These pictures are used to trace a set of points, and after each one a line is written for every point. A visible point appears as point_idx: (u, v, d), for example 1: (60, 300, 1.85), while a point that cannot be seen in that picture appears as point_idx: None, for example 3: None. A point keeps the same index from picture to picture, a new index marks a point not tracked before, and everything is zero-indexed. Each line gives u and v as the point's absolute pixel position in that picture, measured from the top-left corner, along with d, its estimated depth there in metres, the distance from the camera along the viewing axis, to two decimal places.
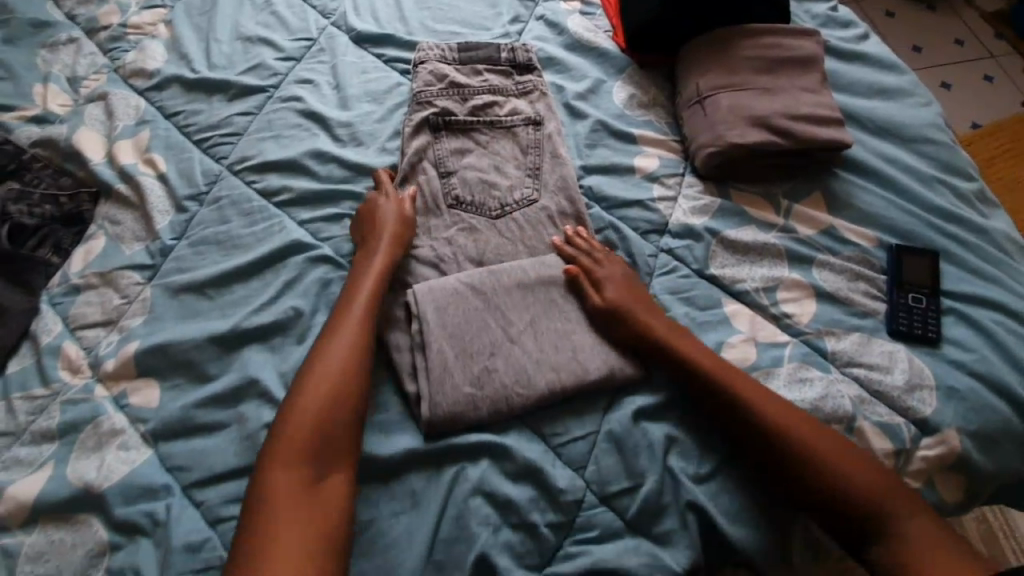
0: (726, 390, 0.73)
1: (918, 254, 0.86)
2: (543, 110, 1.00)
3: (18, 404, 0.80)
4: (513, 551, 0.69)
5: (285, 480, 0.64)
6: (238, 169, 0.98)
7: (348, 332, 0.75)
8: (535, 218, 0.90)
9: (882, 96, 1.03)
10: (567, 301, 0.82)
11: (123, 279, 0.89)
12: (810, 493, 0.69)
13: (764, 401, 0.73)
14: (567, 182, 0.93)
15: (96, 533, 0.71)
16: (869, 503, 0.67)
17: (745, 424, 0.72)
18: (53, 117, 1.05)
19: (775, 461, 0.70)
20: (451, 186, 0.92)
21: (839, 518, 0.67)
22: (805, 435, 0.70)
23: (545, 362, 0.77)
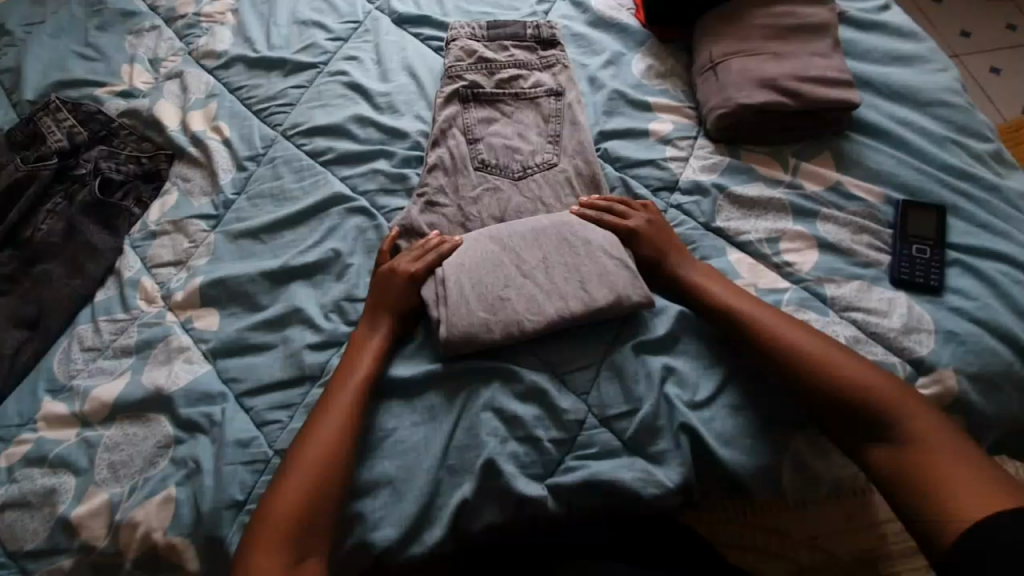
0: (755, 326, 0.79)
1: (924, 209, 0.89)
2: (564, 82, 1.08)
3: (102, 325, 0.93)
4: (518, 460, 0.77)
5: (321, 436, 0.74)
6: (291, 134, 1.10)
7: (356, 383, 0.79)
8: (554, 180, 0.98)
9: (899, 62, 1.05)
10: (577, 238, 0.88)
11: (192, 226, 1.02)
12: (830, 408, 0.73)
13: (796, 333, 0.77)
14: (584, 145, 1.00)
15: (164, 429, 0.83)
16: (893, 430, 0.70)
17: (764, 350, 0.78)
18: (138, 92, 1.20)
19: (794, 384, 0.75)
20: (477, 150, 1.01)
21: (860, 441, 0.72)
22: (837, 363, 0.74)
23: (555, 293, 0.84)
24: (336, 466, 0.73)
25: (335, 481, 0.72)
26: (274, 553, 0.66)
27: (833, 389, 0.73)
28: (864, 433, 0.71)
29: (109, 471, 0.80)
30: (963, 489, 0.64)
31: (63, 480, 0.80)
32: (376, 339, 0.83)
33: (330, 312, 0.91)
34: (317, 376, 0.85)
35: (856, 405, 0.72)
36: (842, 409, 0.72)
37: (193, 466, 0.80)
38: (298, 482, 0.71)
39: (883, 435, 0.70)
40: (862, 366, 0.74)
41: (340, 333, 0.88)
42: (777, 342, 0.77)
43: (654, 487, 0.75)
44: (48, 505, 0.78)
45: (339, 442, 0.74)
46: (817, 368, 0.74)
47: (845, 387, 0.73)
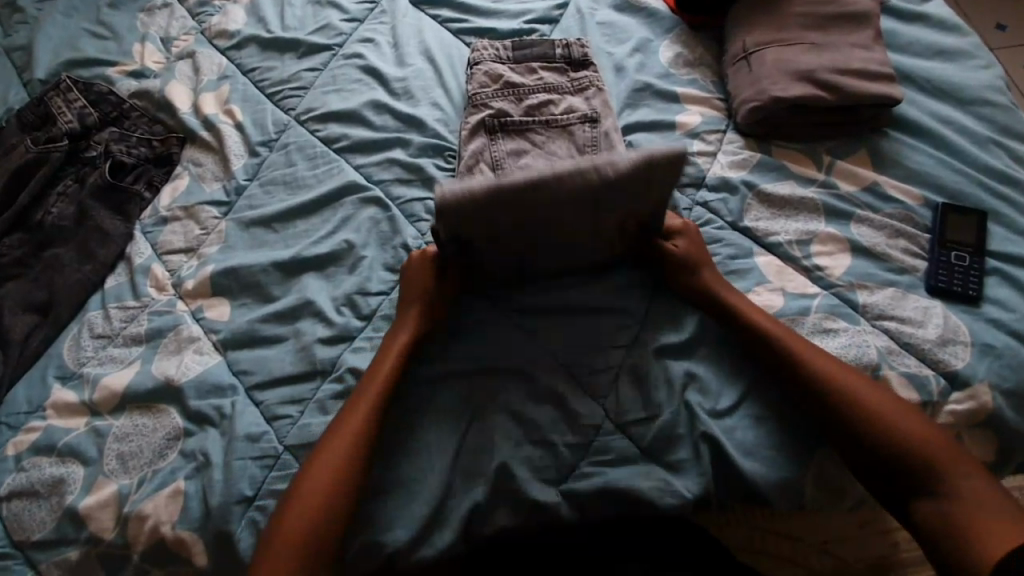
0: (789, 353, 0.75)
1: (964, 214, 0.85)
2: (600, 107, 1.00)
3: (112, 312, 0.91)
4: (532, 464, 0.75)
5: (342, 441, 0.73)
6: (305, 119, 1.07)
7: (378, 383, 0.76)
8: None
9: (941, 56, 0.99)
10: None
11: (204, 213, 1.00)
12: (869, 451, 0.70)
13: (831, 366, 0.74)
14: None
15: (173, 421, 0.82)
16: (929, 474, 0.67)
17: (805, 385, 0.74)
18: (149, 72, 1.17)
19: (830, 418, 0.72)
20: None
21: (895, 483, 0.69)
22: (871, 401, 0.71)
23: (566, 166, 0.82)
24: (348, 472, 0.71)
25: (348, 490, 0.71)
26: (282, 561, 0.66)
27: (870, 427, 0.70)
28: (899, 476, 0.69)
29: (119, 462, 0.79)
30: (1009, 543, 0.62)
31: (72, 470, 0.79)
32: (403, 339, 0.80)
33: (342, 306, 0.88)
34: (329, 371, 0.84)
35: (893, 447, 0.69)
36: (875, 448, 0.70)
37: (202, 460, 0.79)
38: (311, 490, 0.70)
39: (919, 478, 0.68)
40: (897, 403, 0.71)
41: (352, 328, 0.86)
42: (810, 370, 0.74)
43: (671, 497, 0.73)
44: (58, 494, 0.78)
45: (354, 446, 0.72)
46: (849, 401, 0.71)
47: (881, 425, 0.70)
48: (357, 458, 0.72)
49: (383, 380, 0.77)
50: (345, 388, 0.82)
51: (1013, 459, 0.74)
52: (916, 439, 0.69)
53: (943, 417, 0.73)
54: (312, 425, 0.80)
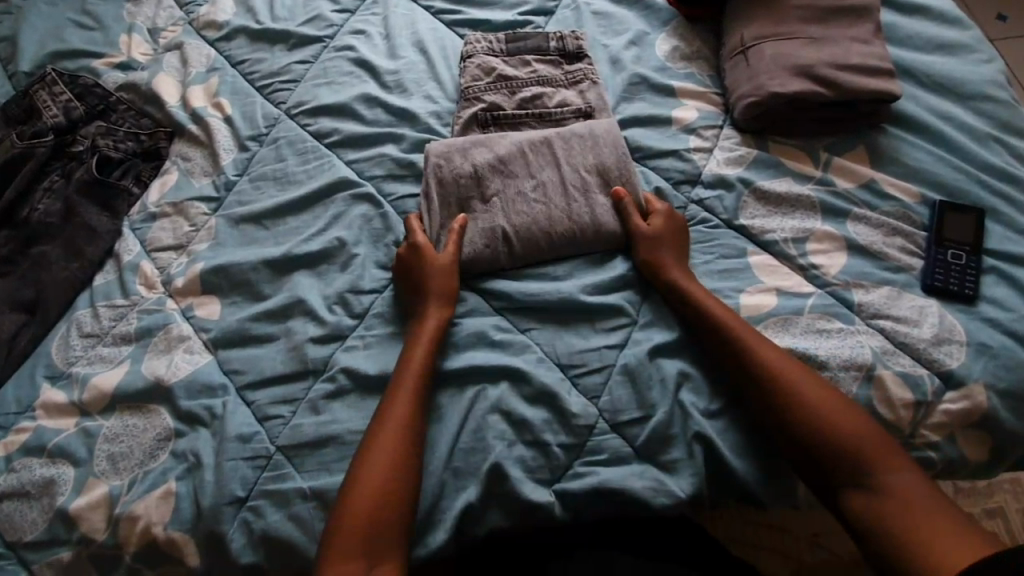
0: (735, 343, 0.75)
1: (962, 211, 0.84)
2: (594, 100, 0.99)
3: (101, 311, 0.90)
4: (525, 464, 0.75)
5: (395, 431, 0.72)
6: (295, 113, 1.05)
7: (416, 371, 0.77)
8: (579, 214, 0.88)
9: (941, 50, 0.98)
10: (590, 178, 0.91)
11: (193, 209, 0.98)
12: (809, 444, 0.69)
13: (779, 359, 0.74)
14: (615, 179, 0.90)
15: (164, 421, 0.81)
16: (864, 474, 0.67)
17: (748, 374, 0.74)
18: (136, 64, 1.15)
19: (771, 411, 0.72)
20: (500, 167, 0.91)
21: (832, 482, 0.68)
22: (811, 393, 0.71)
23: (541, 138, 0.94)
24: (403, 465, 0.71)
25: (407, 482, 0.70)
26: (350, 561, 0.65)
27: (808, 427, 0.70)
28: (835, 475, 0.68)
29: (109, 463, 0.79)
30: (940, 544, 0.61)
31: (62, 471, 0.79)
32: (427, 331, 0.80)
33: (334, 304, 0.87)
34: (320, 371, 0.83)
35: (830, 447, 0.68)
36: (813, 447, 0.69)
37: (193, 460, 0.78)
38: (367, 486, 0.69)
39: (856, 478, 0.67)
40: (837, 401, 0.71)
41: (344, 327, 0.85)
42: (754, 367, 0.74)
43: (665, 497, 0.73)
44: (48, 495, 0.77)
45: (402, 438, 0.72)
46: (790, 399, 0.71)
47: (820, 423, 0.69)
48: (407, 451, 0.72)
49: (416, 372, 0.77)
50: (337, 388, 0.81)
51: (1006, 458, 0.74)
52: (854, 439, 0.68)
53: (936, 416, 0.73)
54: (304, 426, 0.79)
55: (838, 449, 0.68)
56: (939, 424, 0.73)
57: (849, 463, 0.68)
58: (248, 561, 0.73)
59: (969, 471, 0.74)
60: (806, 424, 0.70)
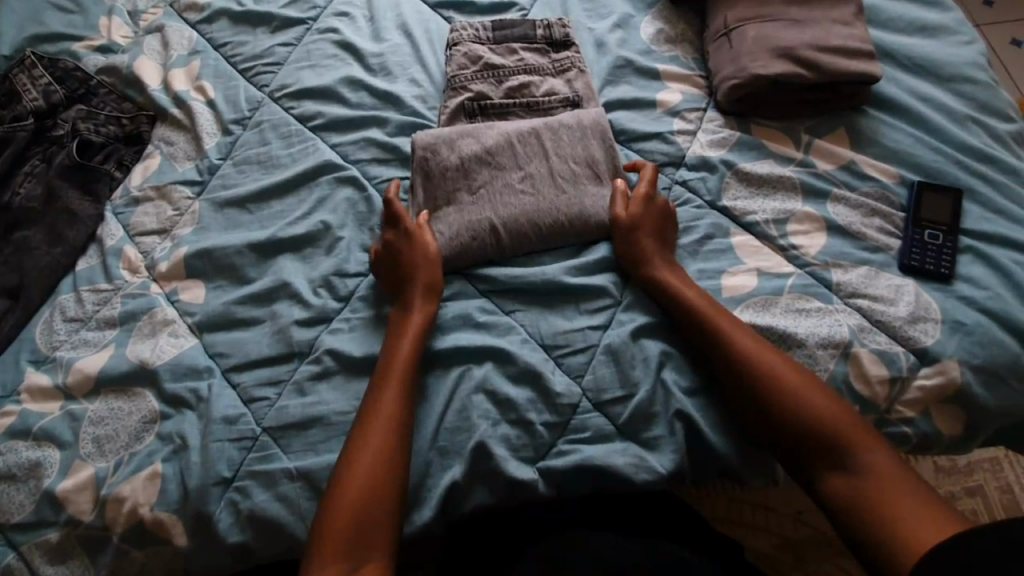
0: (713, 330, 0.76)
1: (939, 191, 0.85)
2: (582, 89, 0.99)
3: (85, 295, 0.90)
4: (509, 443, 0.76)
5: (381, 420, 0.72)
6: (279, 96, 1.04)
7: (403, 359, 0.77)
8: (567, 204, 0.88)
9: (923, 33, 0.99)
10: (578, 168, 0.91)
11: (176, 193, 0.98)
12: (786, 427, 0.70)
13: (757, 346, 0.75)
14: (603, 169, 0.91)
15: (149, 404, 0.81)
16: (840, 455, 0.68)
17: (727, 359, 0.75)
18: (117, 47, 1.14)
19: (749, 395, 0.73)
20: (488, 157, 0.91)
21: (810, 463, 0.69)
22: (788, 378, 0.72)
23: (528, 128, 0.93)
24: (390, 450, 0.71)
25: (395, 466, 0.70)
26: (340, 546, 0.65)
27: (784, 409, 0.71)
28: (814, 456, 0.69)
29: (94, 446, 0.79)
30: (914, 523, 0.61)
31: (48, 453, 0.79)
32: (416, 317, 0.80)
33: (319, 288, 0.88)
34: (306, 353, 0.83)
35: (806, 429, 0.69)
36: (790, 428, 0.70)
37: (178, 442, 0.78)
38: (360, 469, 0.69)
39: (833, 460, 0.68)
40: (812, 383, 0.72)
41: (330, 310, 0.86)
42: (732, 352, 0.74)
43: (646, 473, 0.74)
44: (34, 478, 0.78)
45: (391, 423, 0.72)
46: (768, 381, 0.72)
47: (797, 404, 0.70)
48: (396, 435, 0.72)
49: (405, 359, 0.77)
50: (323, 370, 0.82)
51: (980, 433, 0.76)
52: (829, 419, 0.69)
53: (910, 392, 0.75)
54: (290, 407, 0.80)
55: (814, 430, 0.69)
56: (913, 400, 0.75)
57: (825, 444, 0.68)
58: (235, 540, 0.74)
59: (944, 446, 0.76)
60: (782, 407, 0.71)
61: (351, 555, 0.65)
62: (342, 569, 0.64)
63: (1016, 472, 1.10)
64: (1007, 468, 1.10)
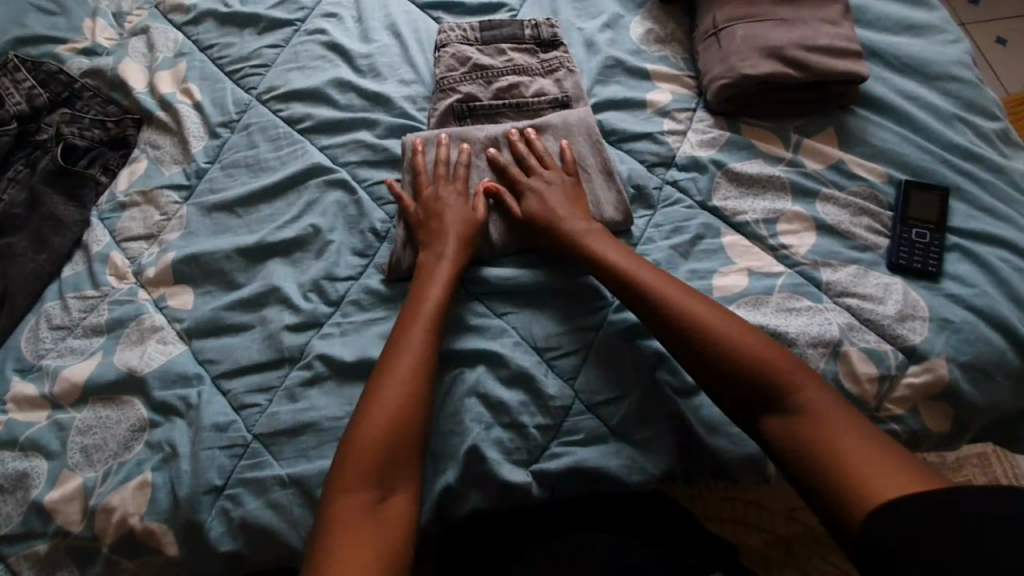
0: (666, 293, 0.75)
1: (926, 190, 0.86)
2: (571, 89, 0.98)
3: (70, 302, 0.89)
4: (502, 446, 0.76)
5: (409, 358, 0.73)
6: (266, 99, 1.03)
7: (432, 304, 0.78)
8: None
9: (910, 32, 0.99)
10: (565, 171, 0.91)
11: (163, 198, 0.96)
12: (744, 389, 0.69)
13: (709, 309, 0.74)
14: (593, 170, 0.91)
15: (138, 412, 0.80)
16: (785, 402, 0.66)
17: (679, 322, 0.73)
18: (101, 49, 1.12)
19: (706, 360, 0.71)
20: (480, 161, 0.92)
21: (756, 415, 0.68)
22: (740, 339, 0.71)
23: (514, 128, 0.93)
24: (418, 392, 0.71)
25: (418, 410, 0.71)
26: (362, 486, 0.65)
27: (723, 360, 0.70)
28: (759, 406, 0.68)
29: (82, 455, 0.78)
30: (867, 467, 0.58)
31: (35, 464, 0.78)
32: (446, 269, 0.81)
33: (309, 292, 0.87)
34: (297, 359, 0.83)
35: (761, 388, 0.68)
36: (734, 381, 0.69)
37: (168, 450, 0.78)
38: (376, 410, 0.69)
39: (777, 408, 0.67)
40: (749, 333, 0.71)
41: (321, 314, 0.85)
42: (684, 314, 0.74)
43: (639, 474, 0.75)
44: (21, 489, 0.77)
45: (416, 366, 0.73)
46: (724, 346, 0.71)
47: (734, 354, 0.70)
48: (422, 377, 0.73)
49: (431, 308, 0.78)
50: (314, 375, 0.81)
51: (969, 429, 0.77)
52: (771, 367, 0.68)
53: (900, 390, 0.76)
54: (281, 413, 0.79)
55: (755, 379, 0.68)
56: (903, 398, 0.75)
57: (769, 393, 0.67)
58: (227, 548, 0.73)
59: (933, 443, 0.77)
60: (720, 359, 0.70)
61: (376, 496, 0.66)
62: (360, 510, 0.64)
63: (1004, 466, 1.12)
64: (995, 462, 1.11)
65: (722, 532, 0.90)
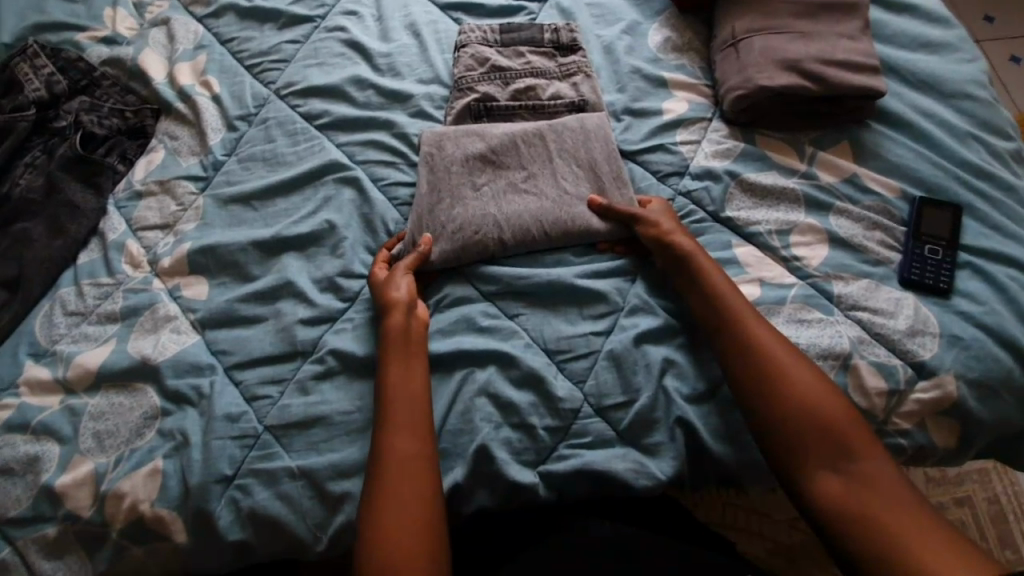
0: (739, 334, 0.75)
1: (939, 207, 0.86)
2: (587, 93, 0.99)
3: (86, 289, 0.89)
4: (511, 446, 0.76)
5: (399, 439, 0.71)
6: (285, 94, 1.04)
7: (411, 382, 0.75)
8: (569, 208, 0.89)
9: (927, 49, 1.00)
10: (584, 172, 0.92)
11: (180, 188, 0.97)
12: (806, 442, 0.68)
13: (783, 350, 0.73)
14: (605, 171, 0.92)
15: (151, 400, 0.81)
16: (847, 462, 0.67)
17: (758, 363, 0.73)
18: (122, 39, 1.13)
19: (772, 404, 0.71)
20: (494, 154, 0.93)
21: (811, 470, 0.67)
22: (812, 392, 0.70)
23: (534, 129, 0.94)
24: (412, 477, 0.69)
25: (417, 486, 0.69)
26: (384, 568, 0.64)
27: (789, 411, 0.70)
28: (818, 462, 0.67)
29: (94, 441, 0.79)
30: (919, 551, 0.59)
31: (47, 448, 0.78)
32: (419, 380, 0.76)
33: (323, 288, 0.88)
34: (309, 353, 0.83)
35: (827, 442, 0.68)
36: (793, 433, 0.69)
37: (180, 439, 0.78)
38: (381, 517, 0.67)
39: (837, 466, 0.67)
40: (821, 387, 0.71)
41: (334, 310, 0.86)
42: (759, 355, 0.73)
43: (646, 479, 0.75)
44: (32, 472, 0.77)
45: (426, 477, 0.70)
46: (791, 396, 0.70)
47: (806, 408, 0.69)
48: (422, 455, 0.71)
49: (410, 421, 0.73)
50: (326, 370, 0.82)
51: (974, 444, 0.77)
52: (835, 425, 0.69)
53: (908, 404, 0.76)
54: (292, 407, 0.80)
55: (820, 436, 0.68)
56: (911, 412, 0.76)
57: (833, 449, 0.68)
58: (235, 538, 0.74)
59: (939, 457, 0.78)
60: (790, 410, 0.70)
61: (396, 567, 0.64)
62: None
63: (1003, 483, 1.13)
64: (995, 479, 1.13)
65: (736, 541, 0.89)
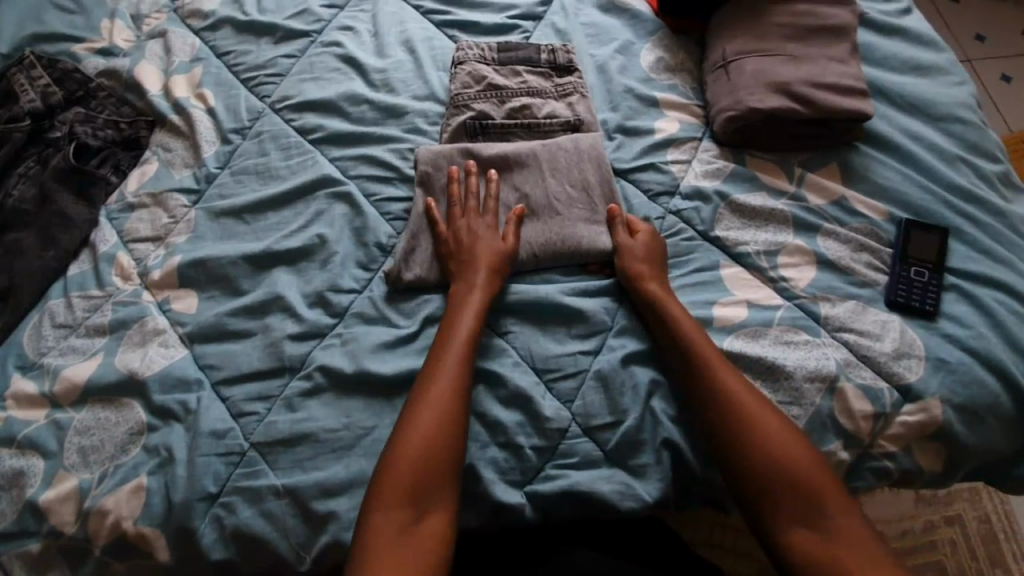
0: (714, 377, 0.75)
1: (927, 229, 0.87)
2: (584, 114, 1.00)
3: (75, 301, 0.89)
4: (497, 466, 0.76)
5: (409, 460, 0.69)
6: (280, 108, 1.04)
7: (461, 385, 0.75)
8: (560, 228, 0.89)
9: (916, 72, 1.01)
10: (576, 192, 0.92)
11: (172, 201, 0.97)
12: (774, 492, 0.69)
13: (751, 397, 0.74)
14: (596, 191, 0.92)
15: (137, 415, 0.81)
16: (819, 514, 0.67)
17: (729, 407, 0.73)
18: (118, 50, 1.13)
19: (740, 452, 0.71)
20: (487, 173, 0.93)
21: (781, 520, 0.68)
22: (782, 442, 0.70)
23: (527, 150, 0.95)
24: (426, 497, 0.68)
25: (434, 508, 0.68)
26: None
27: (757, 462, 0.70)
28: (791, 511, 0.68)
29: (79, 456, 0.78)
30: None
31: (31, 462, 0.78)
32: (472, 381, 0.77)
33: (313, 303, 0.88)
34: (297, 368, 0.83)
35: (795, 492, 0.68)
36: (763, 482, 0.69)
37: (165, 454, 0.78)
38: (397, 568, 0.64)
39: (807, 516, 0.67)
40: (790, 435, 0.71)
41: (323, 326, 0.86)
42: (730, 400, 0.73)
43: (632, 500, 0.75)
44: (16, 487, 0.77)
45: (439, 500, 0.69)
46: (760, 445, 0.70)
47: (774, 458, 0.70)
48: (440, 474, 0.70)
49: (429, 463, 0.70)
50: (314, 386, 0.82)
51: (960, 468, 0.77)
52: (803, 477, 0.68)
53: (894, 427, 0.76)
54: (279, 423, 0.79)
55: (790, 485, 0.68)
56: (896, 436, 0.76)
57: (804, 499, 0.68)
58: (218, 557, 0.74)
59: (925, 480, 0.78)
60: (760, 458, 0.70)
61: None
62: None
63: (994, 502, 1.13)
64: (986, 498, 1.13)
65: (722, 565, 0.89)
